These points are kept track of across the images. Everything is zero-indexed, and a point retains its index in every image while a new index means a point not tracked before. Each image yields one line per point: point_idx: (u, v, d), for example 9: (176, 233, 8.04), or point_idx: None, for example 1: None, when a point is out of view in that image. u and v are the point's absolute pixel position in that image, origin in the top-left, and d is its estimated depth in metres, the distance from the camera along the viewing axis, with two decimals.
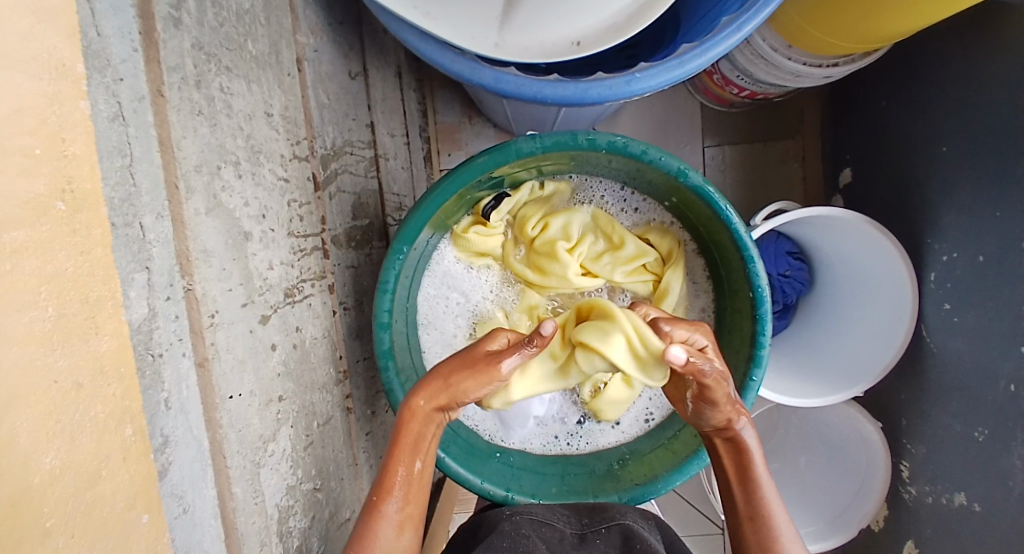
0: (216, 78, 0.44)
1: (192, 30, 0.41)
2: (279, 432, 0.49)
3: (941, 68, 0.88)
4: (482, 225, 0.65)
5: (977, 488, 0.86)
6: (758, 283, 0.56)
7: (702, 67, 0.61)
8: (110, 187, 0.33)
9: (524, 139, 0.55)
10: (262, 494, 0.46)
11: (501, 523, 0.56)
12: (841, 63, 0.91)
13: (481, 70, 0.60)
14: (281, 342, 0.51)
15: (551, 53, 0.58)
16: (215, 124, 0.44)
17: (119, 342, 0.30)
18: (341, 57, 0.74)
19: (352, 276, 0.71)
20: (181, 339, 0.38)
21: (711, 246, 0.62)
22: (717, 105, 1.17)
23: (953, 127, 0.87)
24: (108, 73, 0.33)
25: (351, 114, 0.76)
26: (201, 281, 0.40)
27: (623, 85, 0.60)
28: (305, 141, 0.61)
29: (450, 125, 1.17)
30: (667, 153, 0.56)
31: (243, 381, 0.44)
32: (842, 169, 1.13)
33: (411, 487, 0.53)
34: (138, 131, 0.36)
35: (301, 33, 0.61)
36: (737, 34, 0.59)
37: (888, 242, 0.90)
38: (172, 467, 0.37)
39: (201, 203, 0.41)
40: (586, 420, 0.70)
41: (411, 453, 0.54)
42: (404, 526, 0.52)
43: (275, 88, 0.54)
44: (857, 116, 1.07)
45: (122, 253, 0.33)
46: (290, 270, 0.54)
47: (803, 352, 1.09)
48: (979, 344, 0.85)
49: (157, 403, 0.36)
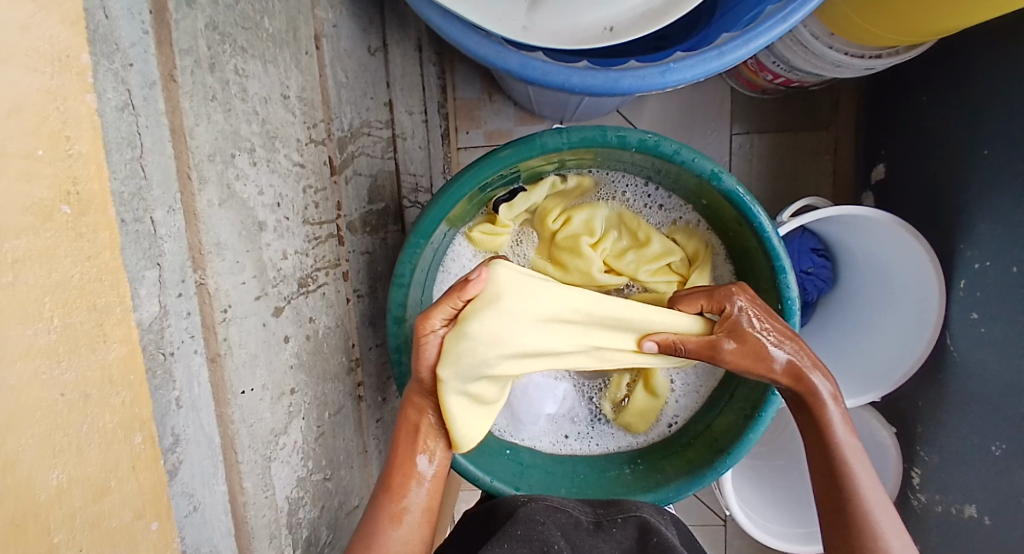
0: (231, 60, 0.42)
1: (206, 9, 0.39)
2: (291, 425, 0.49)
3: (992, 63, 0.82)
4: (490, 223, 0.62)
5: (991, 500, 0.85)
6: (788, 295, 0.55)
7: (742, 59, 0.57)
8: (119, 182, 0.32)
9: (550, 133, 0.53)
10: (273, 487, 0.46)
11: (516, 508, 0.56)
12: (885, 55, 0.86)
13: (507, 53, 0.56)
14: (294, 333, 0.50)
15: (582, 39, 0.55)
16: (229, 110, 0.42)
17: (127, 350, 0.29)
18: (361, 32, 0.71)
19: (366, 262, 0.70)
20: (193, 336, 0.38)
21: (739, 253, 0.61)
22: (748, 89, 1.12)
23: (1000, 126, 0.82)
24: (117, 58, 0.32)
25: (369, 93, 0.73)
26: (214, 276, 0.39)
27: (657, 75, 0.56)
28: (322, 124, 0.58)
29: (469, 101, 1.14)
30: (700, 153, 0.53)
31: (256, 375, 0.44)
32: (875, 164, 1.08)
33: (410, 471, 0.55)
34: (148, 120, 0.34)
35: (319, 7, 0.58)
36: (782, 25, 0.55)
37: (920, 246, 0.86)
38: (183, 466, 0.37)
39: (215, 193, 0.40)
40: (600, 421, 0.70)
41: (409, 442, 0.55)
42: (399, 517, 0.54)
43: (292, 68, 0.52)
44: (896, 108, 1.02)
45: (132, 251, 0.32)
46: (304, 259, 0.53)
47: (822, 352, 1.07)
48: (1004, 356, 0.82)
49: (168, 403, 0.36)
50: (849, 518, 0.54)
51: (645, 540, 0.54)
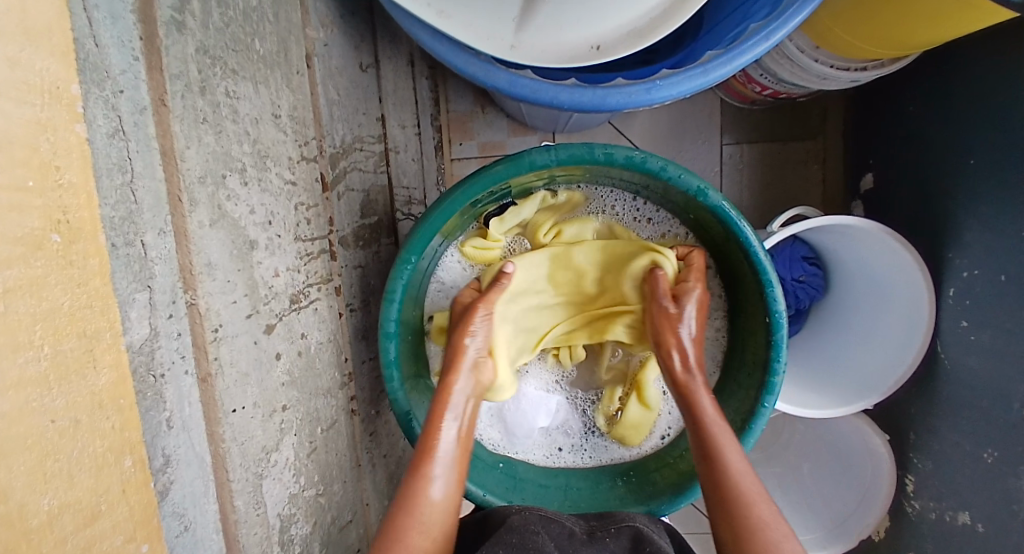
0: (222, 82, 0.43)
1: (197, 34, 0.40)
2: (282, 442, 0.49)
3: (974, 74, 0.84)
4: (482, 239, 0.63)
5: (983, 506, 0.86)
6: (775, 308, 0.55)
7: (726, 76, 0.58)
8: (110, 207, 0.32)
9: (538, 150, 0.53)
10: (264, 505, 0.46)
11: (511, 517, 0.56)
12: (869, 67, 0.87)
13: (496, 71, 0.58)
14: (285, 350, 0.50)
15: (570, 57, 0.56)
16: (220, 132, 0.42)
17: (117, 375, 0.30)
18: (352, 49, 0.72)
19: (359, 276, 0.71)
20: (184, 357, 0.38)
21: (728, 265, 0.61)
22: (738, 100, 1.13)
23: (983, 136, 0.83)
24: (108, 86, 0.32)
25: (362, 109, 0.74)
26: (205, 296, 0.40)
27: (643, 92, 0.57)
28: (314, 141, 0.59)
29: (462, 114, 1.14)
30: (686, 169, 0.54)
31: (246, 394, 0.44)
32: (864, 173, 1.10)
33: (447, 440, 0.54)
34: (139, 145, 0.35)
35: (311, 27, 0.59)
36: (765, 43, 0.57)
37: (908, 254, 0.87)
38: (174, 486, 0.37)
39: (205, 214, 0.40)
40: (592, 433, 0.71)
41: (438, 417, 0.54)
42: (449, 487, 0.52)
43: (283, 87, 0.53)
44: (883, 118, 1.03)
45: (123, 274, 0.33)
46: (296, 276, 0.53)
47: (814, 359, 1.08)
48: (994, 363, 0.83)
49: (159, 424, 0.36)
50: (735, 517, 0.49)
51: (638, 548, 0.54)
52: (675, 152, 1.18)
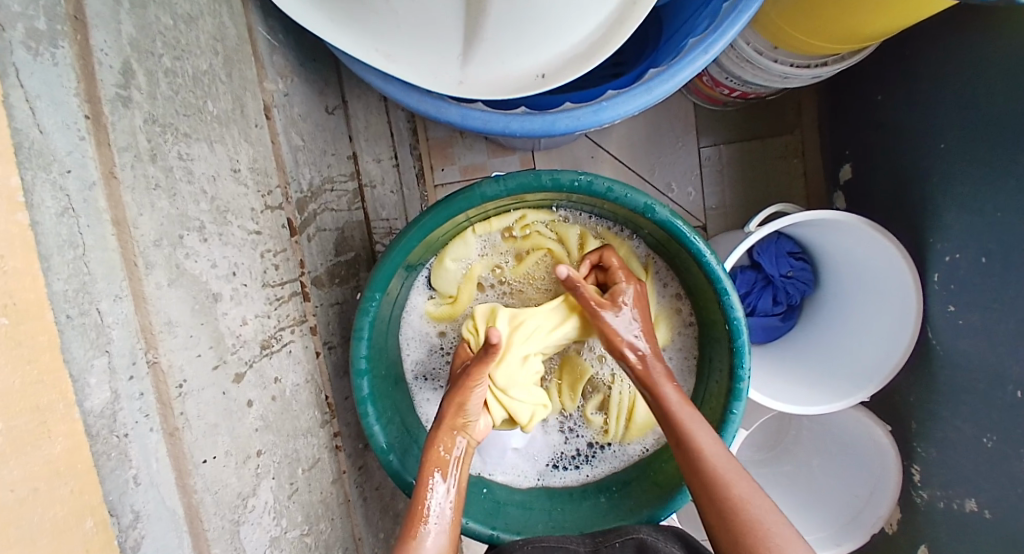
0: (174, 147, 0.45)
1: (144, 105, 0.42)
2: (259, 487, 0.51)
3: (938, 56, 0.84)
4: (456, 249, 0.71)
5: (991, 492, 0.83)
6: (734, 315, 0.60)
7: (671, 91, 0.59)
8: (63, 282, 0.34)
9: (487, 182, 0.57)
10: (243, 551, 0.48)
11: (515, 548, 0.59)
12: (829, 62, 0.88)
13: (448, 107, 0.59)
14: (258, 396, 0.52)
15: (514, 88, 0.58)
16: (174, 194, 0.44)
17: (73, 443, 0.33)
18: (316, 93, 0.74)
19: (338, 313, 0.72)
20: (148, 415, 0.40)
21: (688, 275, 0.66)
22: (709, 104, 1.14)
23: (951, 120, 0.83)
24: (54, 168, 0.34)
25: (330, 149, 0.77)
26: (166, 353, 0.42)
27: (591, 114, 0.59)
28: (278, 189, 0.61)
29: (441, 140, 1.16)
30: (633, 188, 0.58)
31: (217, 444, 0.46)
32: (842, 164, 1.10)
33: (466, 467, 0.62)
34: (90, 220, 0.36)
35: (268, 80, 0.61)
36: (705, 56, 0.58)
37: (890, 244, 0.87)
38: (146, 539, 0.39)
39: (163, 275, 0.42)
40: (582, 464, 0.75)
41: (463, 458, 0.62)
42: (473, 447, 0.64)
43: (241, 141, 0.55)
44: (857, 108, 1.03)
45: (79, 344, 0.35)
46: (266, 321, 0.55)
47: (798, 352, 1.08)
48: (986, 345, 0.81)
49: (126, 482, 0.38)
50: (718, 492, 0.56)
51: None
52: (654, 158, 1.18)
